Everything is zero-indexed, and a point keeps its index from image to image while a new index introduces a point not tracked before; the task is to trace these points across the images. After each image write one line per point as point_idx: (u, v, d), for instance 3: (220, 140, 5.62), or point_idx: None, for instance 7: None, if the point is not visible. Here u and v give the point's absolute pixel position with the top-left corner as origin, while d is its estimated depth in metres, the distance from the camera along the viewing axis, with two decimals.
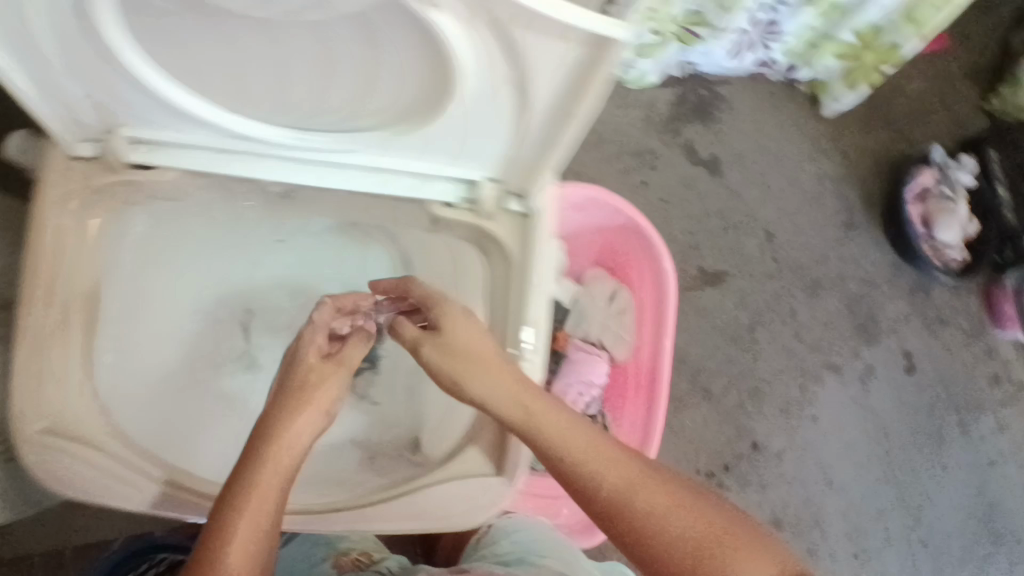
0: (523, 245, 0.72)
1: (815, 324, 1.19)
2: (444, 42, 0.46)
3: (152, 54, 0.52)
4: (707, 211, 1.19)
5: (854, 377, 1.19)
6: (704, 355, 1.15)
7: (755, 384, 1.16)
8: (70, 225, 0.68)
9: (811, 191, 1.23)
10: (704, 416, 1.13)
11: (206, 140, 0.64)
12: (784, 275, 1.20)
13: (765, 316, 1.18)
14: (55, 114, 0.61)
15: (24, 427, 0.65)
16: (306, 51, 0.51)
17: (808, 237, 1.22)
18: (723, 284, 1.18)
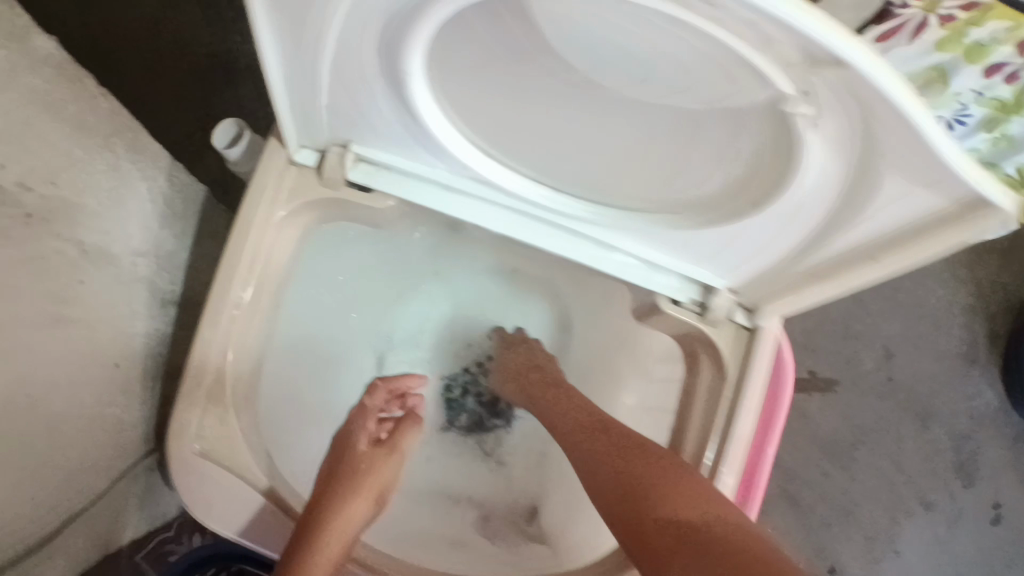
0: (741, 360, 0.67)
1: (915, 455, 1.09)
2: (801, 148, 0.41)
3: (448, 88, 0.47)
4: (830, 314, 1.11)
5: (943, 520, 1.08)
6: (799, 464, 1.07)
7: (844, 505, 1.07)
8: (270, 225, 0.60)
9: (937, 313, 1.12)
10: (785, 528, 1.06)
11: (441, 176, 0.58)
12: (893, 398, 1.10)
13: (869, 437, 1.09)
14: (291, 118, 0.55)
15: (181, 442, 0.56)
16: (623, 123, 0.46)
17: (924, 362, 1.11)
18: (831, 394, 1.09)
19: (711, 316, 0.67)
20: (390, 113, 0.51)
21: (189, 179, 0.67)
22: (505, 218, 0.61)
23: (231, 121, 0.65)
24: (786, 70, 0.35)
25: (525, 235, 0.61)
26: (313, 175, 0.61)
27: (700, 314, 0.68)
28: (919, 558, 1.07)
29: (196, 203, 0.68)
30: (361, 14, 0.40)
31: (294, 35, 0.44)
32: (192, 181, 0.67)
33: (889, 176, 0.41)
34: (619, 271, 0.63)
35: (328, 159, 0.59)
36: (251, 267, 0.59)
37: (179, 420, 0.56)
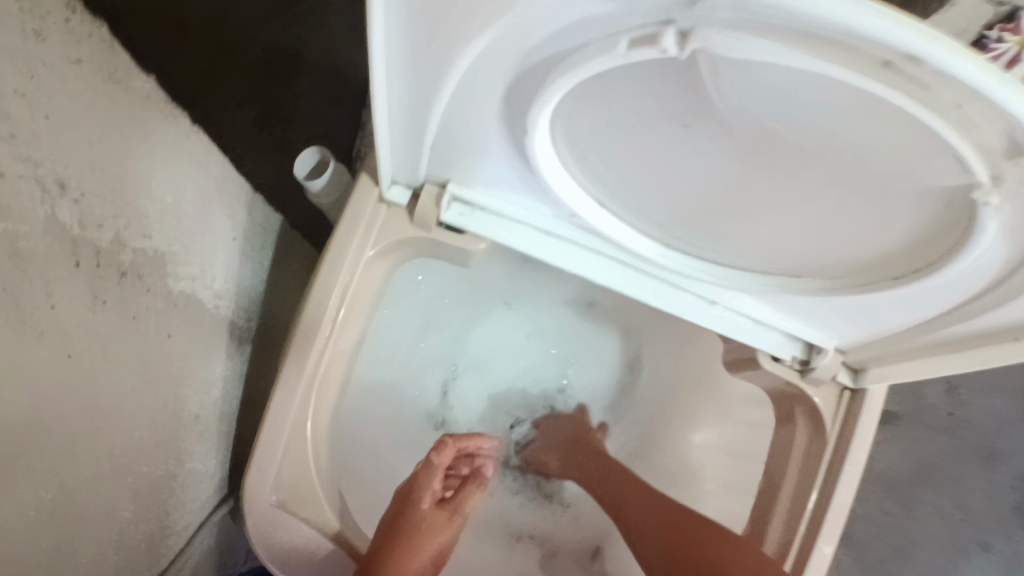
0: (840, 421, 0.63)
1: (983, 497, 1.04)
2: (978, 234, 0.36)
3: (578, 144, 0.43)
4: None
5: (1009, 564, 1.03)
6: (861, 499, 1.04)
7: (905, 545, 1.03)
8: (354, 265, 0.57)
9: None
10: (843, 566, 1.02)
11: (540, 221, 0.54)
12: (964, 437, 1.05)
13: (933, 476, 1.04)
14: (391, 155, 0.51)
15: (258, 494, 0.54)
16: (767, 189, 0.41)
17: (997, 399, 1.06)
18: (896, 428, 1.05)
19: (813, 375, 0.63)
20: (499, 159, 0.47)
21: (268, 209, 0.64)
22: (601, 269, 0.58)
23: (314, 150, 0.63)
24: (982, 157, 0.31)
25: (622, 284, 0.58)
26: (404, 213, 0.58)
27: (802, 371, 0.64)
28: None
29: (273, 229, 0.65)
30: (501, 60, 0.36)
31: (409, 78, 0.41)
32: (270, 209, 0.64)
33: None
34: (720, 327, 0.60)
35: (424, 197, 0.55)
36: (338, 306, 0.57)
37: (258, 471, 0.54)
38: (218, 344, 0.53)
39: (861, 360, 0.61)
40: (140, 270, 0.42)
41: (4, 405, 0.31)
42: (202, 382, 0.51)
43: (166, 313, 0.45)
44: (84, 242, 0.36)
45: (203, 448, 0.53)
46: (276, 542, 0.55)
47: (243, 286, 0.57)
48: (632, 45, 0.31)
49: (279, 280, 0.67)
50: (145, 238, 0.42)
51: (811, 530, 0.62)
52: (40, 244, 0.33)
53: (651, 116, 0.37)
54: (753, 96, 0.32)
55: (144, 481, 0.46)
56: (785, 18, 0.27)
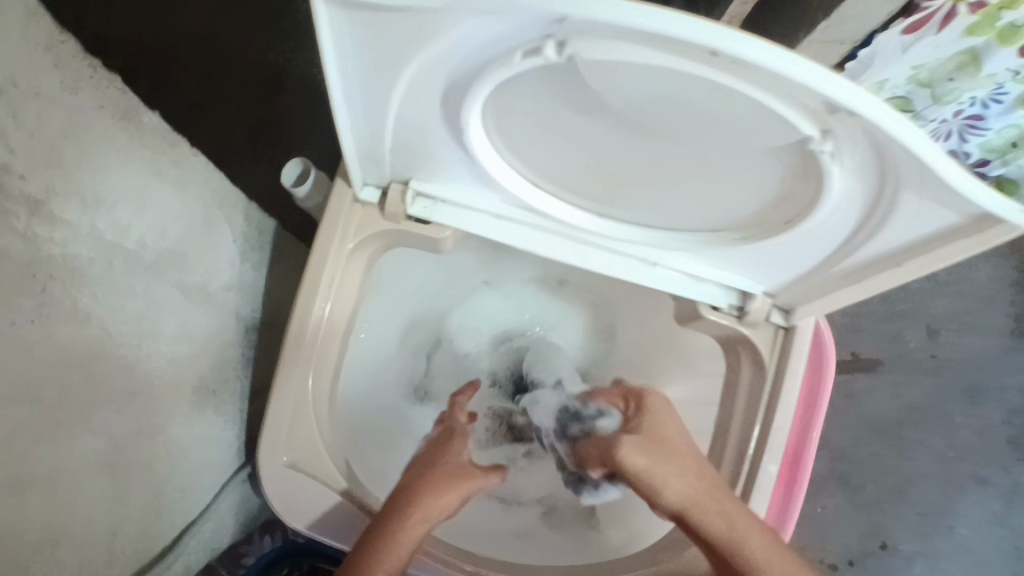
0: (777, 358, 0.72)
1: (968, 431, 1.13)
2: (826, 183, 0.45)
3: (507, 136, 0.52)
4: (873, 296, 1.15)
5: (1000, 493, 1.12)
6: (849, 443, 1.12)
7: (896, 482, 1.11)
8: (337, 257, 0.66)
9: (983, 291, 1.17)
10: (837, 506, 1.10)
11: (492, 205, 0.64)
12: (944, 375, 1.15)
13: (918, 415, 1.13)
14: (358, 158, 0.60)
15: (271, 458, 0.63)
16: (664, 164, 0.50)
17: (973, 339, 1.16)
18: (878, 372, 1.14)
19: (749, 319, 0.71)
20: (447, 154, 0.56)
21: (263, 217, 0.72)
22: (552, 243, 0.66)
23: (297, 162, 0.71)
24: (812, 118, 0.39)
25: (571, 255, 0.66)
26: (376, 209, 0.67)
27: (739, 317, 0.72)
28: (974, 533, 1.10)
29: (269, 230, 0.73)
30: (435, 71, 0.45)
31: (361, 94, 0.50)
32: (264, 217, 0.72)
33: (906, 197, 0.45)
34: (662, 286, 0.68)
35: (391, 194, 0.64)
36: (328, 292, 0.66)
37: (268, 439, 0.63)
38: (227, 330, 0.62)
39: (789, 301, 0.70)
40: None
41: None
42: (212, 364, 0.60)
43: None
44: None
45: (218, 421, 0.62)
46: (291, 495, 0.64)
47: (242, 282, 0.66)
48: (524, 55, 0.40)
49: (275, 278, 0.75)
50: None
51: (757, 452, 0.71)
52: None
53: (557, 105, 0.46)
54: (630, 90, 0.41)
55: None
56: (626, 28, 0.35)
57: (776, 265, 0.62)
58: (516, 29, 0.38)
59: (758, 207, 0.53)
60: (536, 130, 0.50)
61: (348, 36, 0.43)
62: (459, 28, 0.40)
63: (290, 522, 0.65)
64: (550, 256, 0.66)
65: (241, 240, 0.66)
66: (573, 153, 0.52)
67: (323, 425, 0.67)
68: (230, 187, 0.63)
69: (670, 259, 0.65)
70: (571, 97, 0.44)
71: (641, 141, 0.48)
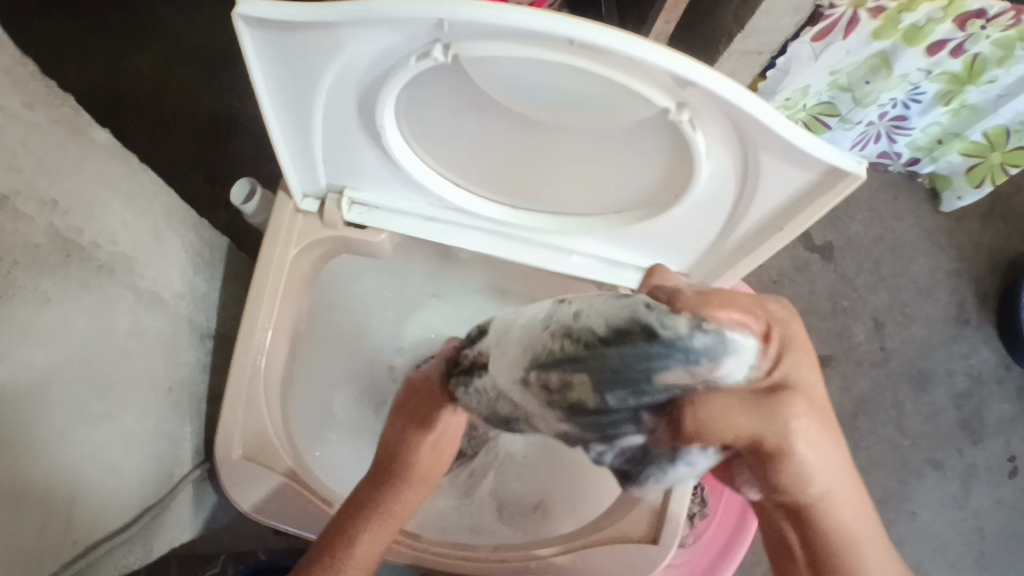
0: None
1: (920, 417, 1.19)
2: (694, 156, 0.52)
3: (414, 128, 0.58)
4: (817, 294, 1.21)
5: (957, 476, 1.18)
6: None
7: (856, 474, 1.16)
8: (277, 264, 0.72)
9: (923, 283, 1.23)
10: None
11: (418, 207, 0.69)
12: (892, 365, 1.20)
13: (869, 405, 1.19)
14: (295, 170, 0.66)
15: (228, 452, 0.68)
16: (556, 143, 0.57)
17: (916, 329, 1.21)
18: (827, 368, 1.19)
19: None
20: (369, 159, 0.62)
21: (214, 234, 0.77)
22: (480, 240, 0.71)
23: (245, 181, 0.77)
24: (669, 94, 0.46)
25: (495, 248, 0.72)
26: (316, 217, 0.73)
27: None
28: (935, 517, 1.16)
29: (221, 251, 0.78)
30: (349, 78, 0.52)
31: (286, 106, 0.56)
32: (216, 234, 0.78)
33: (765, 159, 0.51)
34: (582, 273, 0.72)
35: (328, 203, 0.70)
36: (272, 303, 0.71)
37: (225, 438, 0.68)
38: (180, 336, 0.67)
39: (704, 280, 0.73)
40: (112, 266, 0.56)
41: (35, 355, 0.47)
42: (168, 363, 0.65)
43: (136, 307, 0.59)
44: (70, 242, 0.51)
45: (177, 419, 0.67)
46: (246, 487, 0.69)
47: (195, 291, 0.71)
48: (419, 59, 0.47)
49: (230, 294, 0.80)
50: (115, 244, 0.57)
51: None
52: (43, 242, 0.48)
53: (449, 90, 0.52)
54: (512, 82, 0.48)
55: (133, 436, 0.60)
56: (490, 29, 0.42)
57: (678, 246, 0.67)
58: (410, 37, 0.46)
59: (647, 183, 0.59)
60: (440, 119, 0.56)
61: (265, 50, 0.50)
62: (361, 40, 0.47)
63: (244, 510, 0.70)
64: (477, 251, 0.72)
65: (192, 251, 0.71)
66: (475, 138, 0.58)
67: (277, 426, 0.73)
68: (180, 203, 0.69)
69: (585, 245, 0.70)
70: (459, 82, 0.51)
71: (536, 124, 0.54)
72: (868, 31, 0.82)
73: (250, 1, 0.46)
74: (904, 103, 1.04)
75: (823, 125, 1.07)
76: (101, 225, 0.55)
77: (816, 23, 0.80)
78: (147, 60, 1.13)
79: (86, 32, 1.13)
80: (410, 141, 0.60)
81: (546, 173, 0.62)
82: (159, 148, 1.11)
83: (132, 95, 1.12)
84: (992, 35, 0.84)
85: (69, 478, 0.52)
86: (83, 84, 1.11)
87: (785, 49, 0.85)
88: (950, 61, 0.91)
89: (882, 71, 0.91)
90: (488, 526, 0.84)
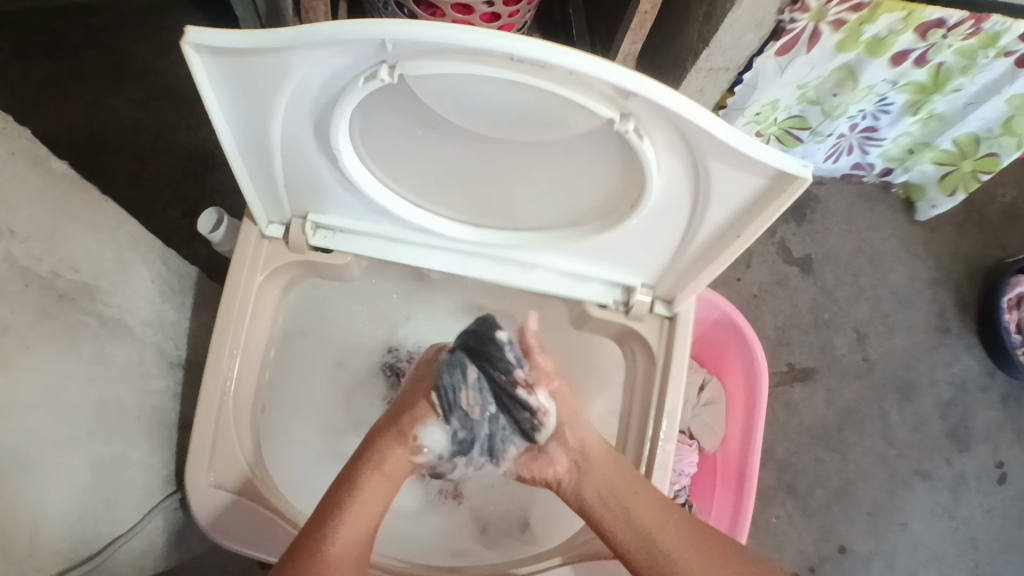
0: (667, 346, 0.75)
1: (906, 427, 1.17)
2: (646, 164, 0.52)
3: (366, 144, 0.59)
4: (798, 306, 1.21)
5: (946, 485, 1.16)
6: (792, 452, 1.15)
7: (843, 486, 1.14)
8: (244, 284, 0.72)
9: (902, 293, 1.23)
10: (789, 515, 1.12)
11: (381, 229, 0.70)
12: (876, 376, 1.19)
13: (855, 417, 1.17)
14: (260, 198, 0.68)
15: (198, 480, 0.68)
16: (506, 157, 0.58)
17: (899, 338, 1.21)
18: (812, 380, 1.18)
19: (634, 311, 0.74)
20: (328, 184, 0.63)
21: (183, 263, 0.78)
22: (444, 260, 0.72)
23: (212, 210, 0.77)
24: (614, 104, 0.47)
25: (461, 268, 0.72)
26: (282, 243, 0.74)
27: (625, 313, 0.75)
28: (926, 527, 1.14)
29: (191, 281, 0.79)
30: (300, 101, 0.52)
31: (244, 135, 0.57)
32: (186, 263, 0.78)
33: (713, 165, 0.52)
34: (547, 289, 0.73)
35: (293, 228, 0.71)
36: (239, 330, 0.72)
37: (194, 465, 0.68)
38: (144, 361, 0.68)
39: (669, 291, 0.72)
40: (75, 295, 0.57)
41: None
42: (134, 391, 0.66)
43: (94, 330, 0.60)
44: (30, 272, 0.52)
45: (146, 445, 0.68)
46: (220, 516, 0.69)
47: (163, 319, 0.72)
48: (367, 81, 0.48)
49: (201, 322, 0.80)
50: (76, 272, 0.58)
51: (655, 435, 0.73)
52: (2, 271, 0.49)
53: (396, 105, 0.53)
54: (458, 98, 0.49)
55: (99, 462, 0.61)
56: (427, 45, 0.43)
57: (637, 257, 0.67)
58: (357, 58, 0.46)
59: (603, 192, 0.60)
60: (393, 135, 0.57)
61: (218, 76, 0.51)
62: (311, 63, 0.48)
63: (216, 538, 0.69)
64: (443, 271, 0.72)
65: (159, 281, 0.71)
66: (425, 154, 0.59)
67: (239, 452, 0.72)
68: (146, 233, 0.70)
69: (547, 260, 0.71)
70: (405, 97, 0.51)
71: (487, 138, 0.55)
72: (831, 44, 0.83)
73: (200, 30, 0.46)
74: (873, 115, 1.06)
75: (796, 138, 1.10)
76: (64, 253, 0.56)
77: (780, 38, 0.80)
78: (124, 96, 1.14)
79: (63, 73, 1.14)
80: (361, 159, 0.61)
81: (501, 188, 0.63)
82: (137, 187, 1.11)
83: (108, 134, 1.13)
84: (954, 44, 0.86)
85: (33, 501, 0.52)
86: (60, 122, 1.12)
87: (750, 65, 0.85)
88: (914, 70, 0.92)
89: (848, 83, 0.93)
90: (468, 548, 0.83)
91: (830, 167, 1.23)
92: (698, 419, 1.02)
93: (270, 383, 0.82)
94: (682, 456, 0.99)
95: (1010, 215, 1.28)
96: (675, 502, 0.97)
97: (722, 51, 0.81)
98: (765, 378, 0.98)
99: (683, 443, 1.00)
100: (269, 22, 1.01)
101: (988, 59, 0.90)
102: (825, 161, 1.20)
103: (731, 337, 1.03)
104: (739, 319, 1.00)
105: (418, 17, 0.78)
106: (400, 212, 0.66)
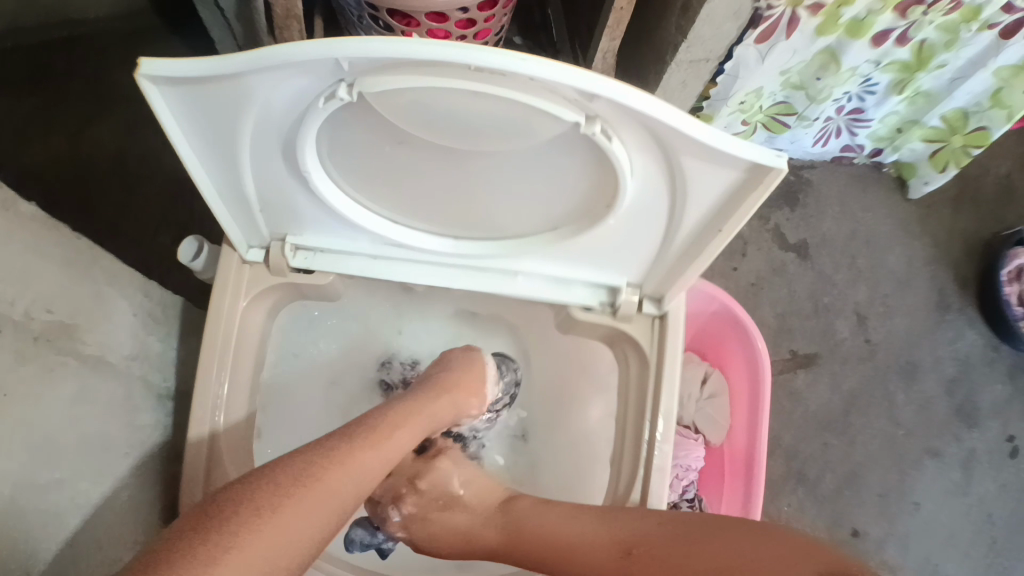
0: (659, 344, 0.74)
1: (913, 407, 1.17)
2: (616, 164, 0.52)
3: (334, 161, 0.58)
4: (796, 294, 1.20)
5: (956, 463, 1.15)
6: (799, 440, 1.14)
7: (852, 470, 1.13)
8: (227, 310, 0.71)
9: (900, 273, 1.22)
10: (800, 503, 1.11)
11: (360, 245, 0.70)
12: (879, 357, 1.18)
13: (861, 401, 1.16)
14: (236, 224, 0.67)
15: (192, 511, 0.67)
16: (476, 166, 0.57)
17: (900, 318, 1.20)
18: (815, 367, 1.17)
19: (622, 313, 0.73)
20: (303, 205, 0.63)
21: (168, 293, 0.77)
22: (425, 272, 0.71)
23: (193, 237, 0.76)
24: (579, 106, 0.46)
25: (444, 279, 0.71)
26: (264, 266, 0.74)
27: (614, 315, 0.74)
28: (939, 506, 1.13)
29: (178, 309, 0.78)
30: (261, 123, 0.52)
31: (211, 161, 0.57)
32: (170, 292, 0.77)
33: (684, 159, 0.51)
34: (533, 295, 0.72)
35: (272, 251, 0.70)
36: (226, 355, 0.71)
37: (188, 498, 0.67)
38: (128, 395, 0.67)
39: (657, 289, 0.71)
40: (51, 336, 0.57)
41: None
42: (121, 427, 0.65)
43: (73, 368, 0.59)
44: (4, 317, 0.52)
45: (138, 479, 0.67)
46: None
47: (148, 350, 0.71)
48: (327, 100, 0.47)
49: (191, 350, 0.80)
50: (51, 312, 0.57)
51: (652, 435, 0.71)
52: None
53: (359, 120, 0.52)
54: (422, 111, 0.48)
55: (87, 502, 0.60)
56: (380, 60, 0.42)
57: (620, 257, 0.66)
58: (313, 77, 0.46)
59: (578, 194, 0.59)
60: (360, 151, 0.56)
61: (177, 104, 0.50)
62: (267, 86, 0.47)
63: None
64: (426, 284, 0.72)
65: (142, 312, 0.71)
66: (394, 167, 0.58)
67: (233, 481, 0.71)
68: (125, 266, 0.69)
69: (528, 265, 0.70)
70: (368, 113, 0.51)
71: (457, 150, 0.54)
72: (811, 28, 0.82)
73: (152, 60, 0.46)
74: (859, 96, 1.05)
75: (782, 124, 1.09)
76: (38, 293, 0.55)
77: (757, 26, 0.79)
78: (108, 127, 1.14)
79: (46, 107, 1.13)
80: (330, 177, 0.60)
81: (475, 197, 0.62)
82: (125, 217, 1.10)
83: (93, 164, 1.12)
84: (935, 19, 0.85)
85: (19, 549, 0.51)
86: (43, 154, 1.11)
87: (731, 54, 0.85)
88: (897, 49, 0.91)
89: (831, 65, 0.92)
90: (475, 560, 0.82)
91: (819, 150, 1.22)
92: (701, 413, 1.03)
93: (266, 406, 0.81)
94: (683, 449, 0.99)
95: (1003, 189, 1.27)
96: (684, 498, 0.97)
97: (700, 42, 0.80)
98: (766, 368, 0.97)
99: (684, 436, 1.00)
100: (247, 45, 1.00)
101: (971, 33, 0.89)
102: (813, 145, 1.19)
103: (728, 327, 1.03)
104: (728, 304, 1.00)
105: (391, 29, 0.77)
106: (376, 228, 0.66)
